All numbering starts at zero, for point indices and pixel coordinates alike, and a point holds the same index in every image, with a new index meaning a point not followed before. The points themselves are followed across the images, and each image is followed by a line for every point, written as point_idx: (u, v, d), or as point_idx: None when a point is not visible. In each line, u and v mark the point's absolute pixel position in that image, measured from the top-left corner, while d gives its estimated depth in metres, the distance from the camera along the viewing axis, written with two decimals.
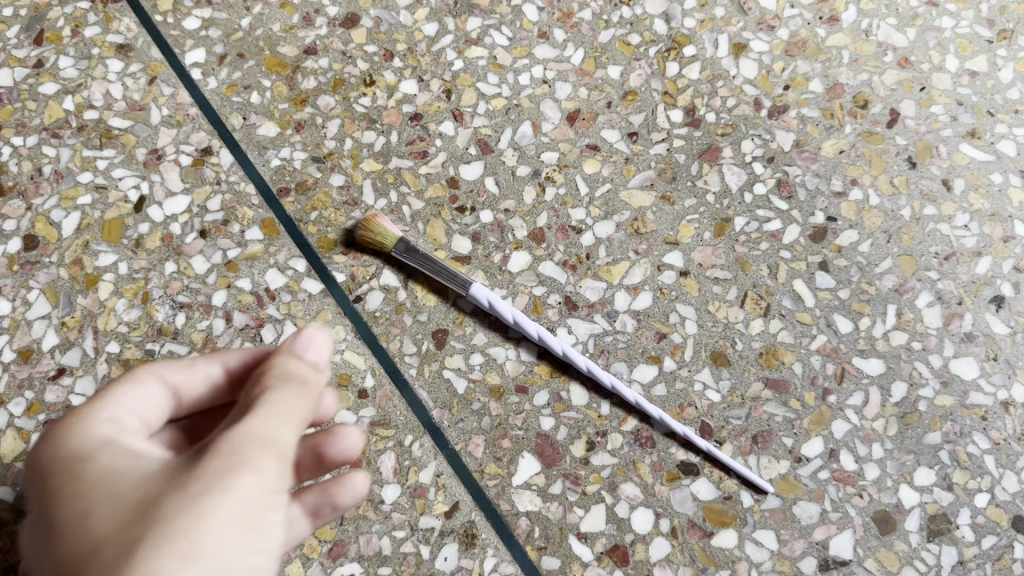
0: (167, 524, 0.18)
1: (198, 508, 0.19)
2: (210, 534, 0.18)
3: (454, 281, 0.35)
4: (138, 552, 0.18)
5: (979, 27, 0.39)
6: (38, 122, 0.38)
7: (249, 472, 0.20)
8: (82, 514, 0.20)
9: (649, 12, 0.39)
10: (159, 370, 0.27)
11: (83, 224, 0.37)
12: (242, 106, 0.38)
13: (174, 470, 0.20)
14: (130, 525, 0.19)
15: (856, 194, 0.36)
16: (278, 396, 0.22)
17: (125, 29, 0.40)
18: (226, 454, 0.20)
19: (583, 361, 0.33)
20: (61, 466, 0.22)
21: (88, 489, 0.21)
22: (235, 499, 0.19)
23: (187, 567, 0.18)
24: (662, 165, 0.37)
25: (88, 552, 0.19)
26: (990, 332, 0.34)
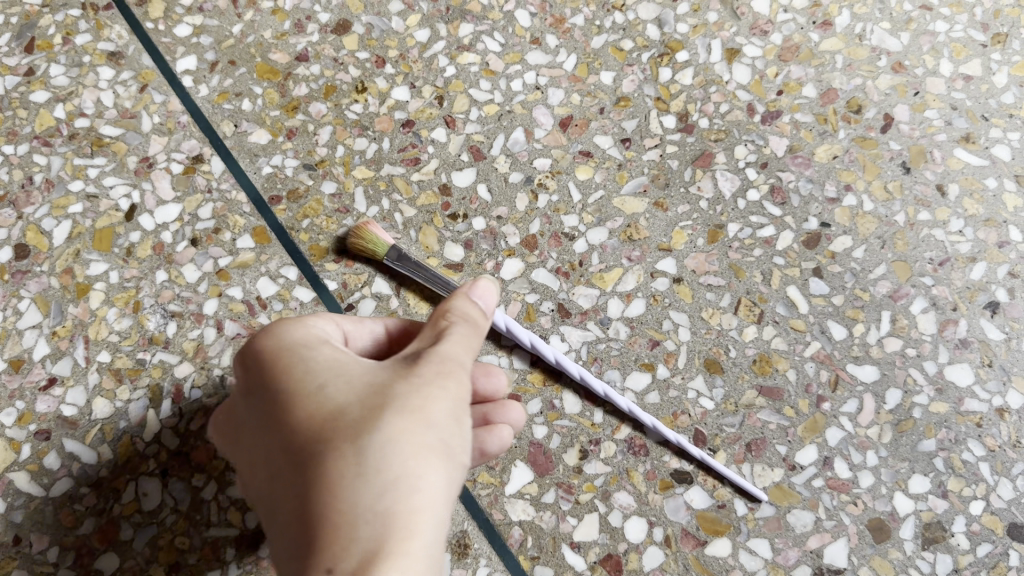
0: (403, 402, 0.24)
1: (427, 398, 0.24)
2: (438, 415, 0.24)
3: (445, 287, 0.34)
4: (386, 419, 0.23)
5: (973, 31, 0.39)
6: (29, 130, 0.38)
7: (458, 381, 0.25)
8: (317, 391, 0.25)
9: (642, 17, 0.39)
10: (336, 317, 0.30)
11: (75, 233, 0.36)
12: (233, 114, 0.38)
13: (393, 370, 0.25)
14: (371, 398, 0.24)
15: (850, 199, 0.36)
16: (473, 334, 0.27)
17: (116, 36, 0.40)
18: (439, 368, 0.25)
19: (575, 368, 0.33)
20: (282, 361, 0.26)
21: (312, 374, 0.25)
22: (450, 398, 0.24)
23: (425, 433, 0.23)
24: (655, 171, 0.36)
25: (327, 415, 0.24)
26: (986, 338, 0.34)
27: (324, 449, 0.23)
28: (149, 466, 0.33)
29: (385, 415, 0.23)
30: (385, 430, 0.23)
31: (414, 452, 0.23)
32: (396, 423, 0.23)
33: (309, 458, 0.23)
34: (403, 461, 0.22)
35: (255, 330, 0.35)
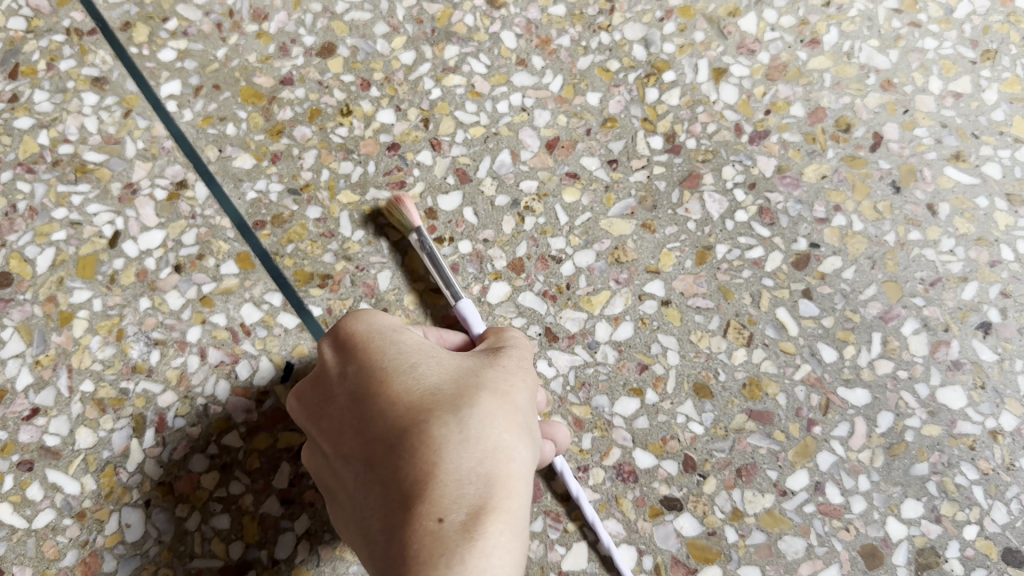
0: (493, 387, 0.27)
1: (512, 390, 0.27)
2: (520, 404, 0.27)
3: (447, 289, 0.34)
4: (482, 400, 0.26)
5: (963, 48, 0.38)
6: (12, 157, 0.38)
7: (531, 383, 0.28)
8: (409, 371, 0.27)
9: (628, 37, 0.39)
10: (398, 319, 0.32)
11: (58, 261, 0.36)
12: (218, 139, 0.38)
13: (473, 364, 0.28)
14: (463, 382, 0.27)
15: (839, 220, 0.35)
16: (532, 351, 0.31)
17: (99, 61, 0.39)
18: (516, 371, 0.28)
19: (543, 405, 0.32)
20: (373, 342, 0.29)
21: (401, 357, 0.28)
22: (526, 390, 0.28)
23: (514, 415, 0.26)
24: (642, 193, 0.36)
25: (425, 391, 0.26)
26: (978, 359, 0.33)
27: (427, 418, 0.25)
28: (132, 496, 0.33)
29: (481, 396, 0.26)
30: (484, 406, 0.26)
31: (507, 430, 0.26)
32: (490, 404, 0.26)
33: (415, 423, 0.25)
34: (501, 433, 0.25)
35: (238, 357, 0.35)
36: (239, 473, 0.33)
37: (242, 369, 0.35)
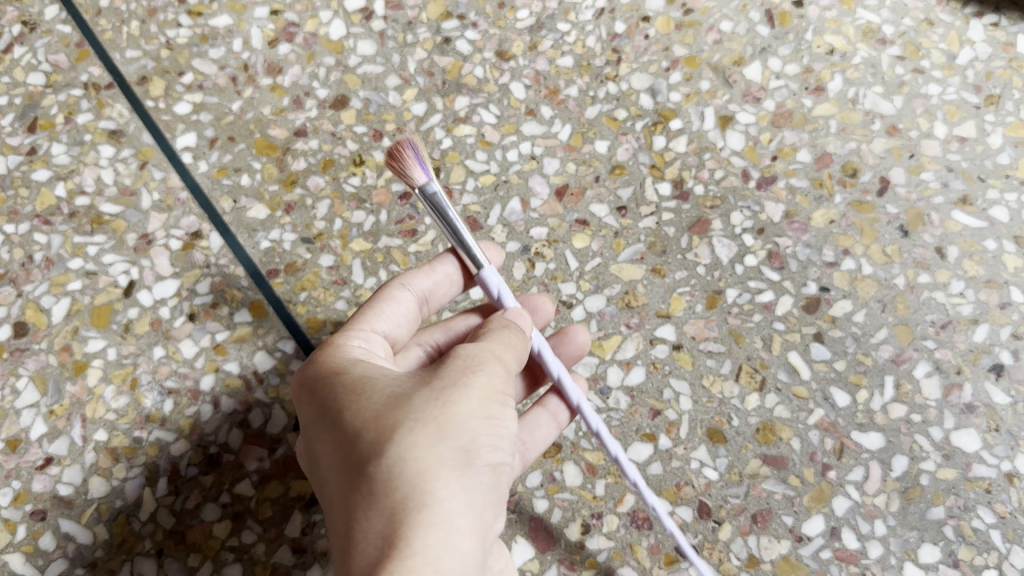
0: (416, 415, 0.26)
1: (443, 409, 0.26)
2: (452, 423, 0.26)
3: (467, 255, 0.33)
4: (399, 438, 0.25)
5: (967, 93, 0.39)
6: (30, 209, 0.39)
7: (475, 386, 0.27)
8: (341, 409, 0.27)
9: (635, 86, 0.39)
10: (407, 284, 0.33)
11: (73, 310, 0.37)
12: (232, 189, 0.38)
13: (418, 379, 0.28)
14: (386, 414, 0.26)
15: (848, 263, 0.36)
16: (499, 344, 0.29)
17: (116, 115, 0.40)
18: (457, 376, 0.27)
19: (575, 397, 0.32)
20: (323, 372, 0.29)
21: (343, 387, 0.28)
22: (466, 400, 0.27)
23: (439, 444, 0.25)
24: (651, 238, 0.36)
25: (354, 430, 0.26)
26: (991, 402, 0.33)
27: (350, 475, 0.26)
28: (144, 546, 0.33)
29: (397, 436, 0.25)
30: (396, 449, 0.25)
31: (423, 471, 0.25)
32: (408, 440, 0.25)
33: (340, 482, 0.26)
34: (412, 480, 0.25)
35: (251, 405, 0.35)
36: (251, 522, 0.33)
37: (255, 417, 0.35)
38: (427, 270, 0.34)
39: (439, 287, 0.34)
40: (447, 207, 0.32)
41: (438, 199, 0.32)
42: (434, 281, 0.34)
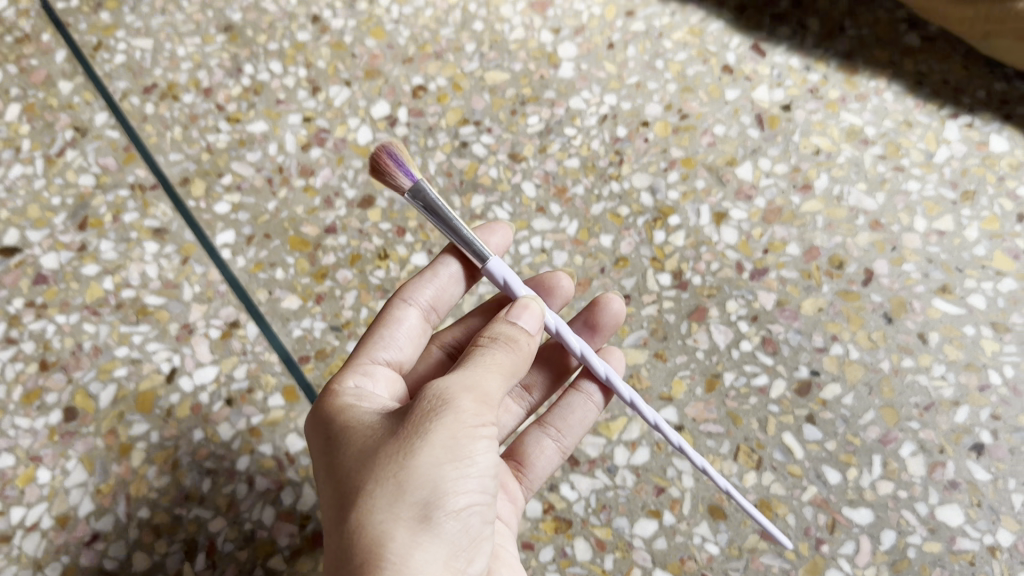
0: (376, 473, 0.26)
1: (403, 460, 0.26)
2: (412, 474, 0.26)
3: (469, 251, 0.33)
4: (359, 503, 0.26)
5: (944, 189, 0.42)
6: (80, 301, 0.42)
7: (438, 427, 0.27)
8: (329, 464, 0.28)
9: (636, 185, 0.43)
10: (411, 295, 0.36)
11: (119, 395, 0.40)
12: (268, 282, 0.42)
13: (392, 423, 0.28)
14: (355, 473, 0.27)
15: (837, 349, 0.38)
16: (478, 372, 0.28)
17: (160, 213, 0.44)
18: (421, 418, 0.27)
19: (600, 368, 0.34)
20: (323, 420, 0.30)
21: (332, 439, 0.29)
22: (427, 447, 0.26)
23: (397, 501, 0.26)
24: (653, 325, 0.39)
25: (331, 491, 0.28)
26: (973, 479, 0.36)
27: (330, 536, 0.27)
28: None
29: (357, 501, 0.26)
30: (355, 515, 0.26)
31: (378, 536, 0.26)
32: (365, 505, 0.26)
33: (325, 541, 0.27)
34: (368, 546, 0.26)
35: (284, 484, 0.38)
36: None
37: (286, 495, 0.38)
38: (427, 279, 0.36)
39: (441, 293, 0.37)
40: (440, 205, 0.33)
41: (429, 200, 0.33)
42: (440, 289, 0.37)
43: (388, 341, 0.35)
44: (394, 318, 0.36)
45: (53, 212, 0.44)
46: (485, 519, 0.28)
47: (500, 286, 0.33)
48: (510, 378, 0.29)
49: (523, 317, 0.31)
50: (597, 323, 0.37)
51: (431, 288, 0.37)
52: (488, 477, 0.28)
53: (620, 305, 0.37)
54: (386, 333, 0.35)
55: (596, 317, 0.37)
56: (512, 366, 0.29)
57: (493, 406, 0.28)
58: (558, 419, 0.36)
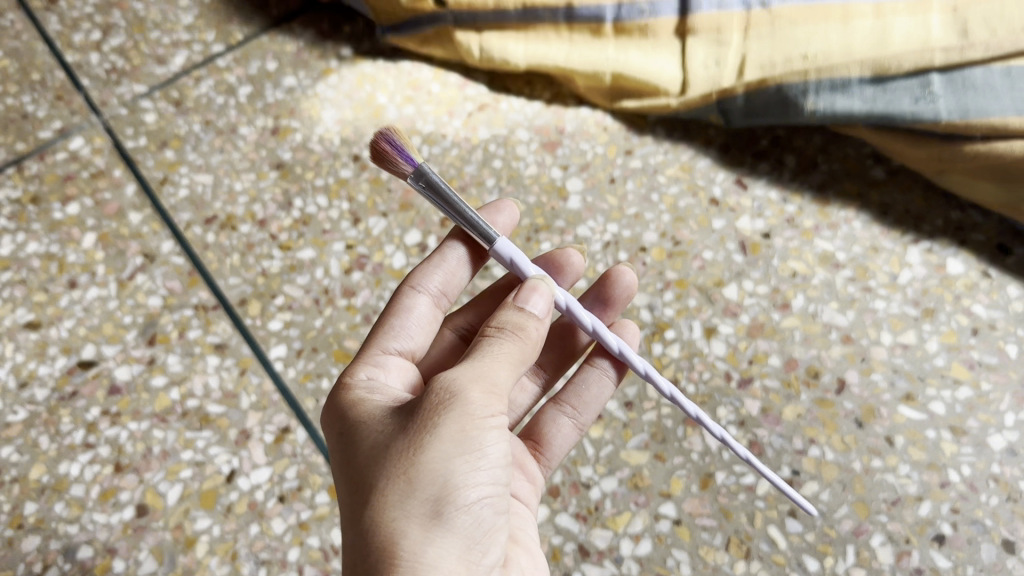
0: (392, 466, 0.31)
1: (415, 454, 0.31)
2: (423, 466, 0.31)
3: (477, 233, 0.39)
4: (377, 494, 0.31)
5: (907, 307, 0.48)
6: (149, 409, 0.48)
7: (446, 424, 0.31)
8: (352, 456, 0.34)
9: (636, 303, 0.49)
10: (421, 286, 0.43)
11: (184, 494, 0.45)
12: (315, 391, 0.48)
13: (407, 415, 0.33)
14: (374, 465, 0.32)
15: (814, 450, 0.44)
16: (483, 365, 0.33)
17: (221, 330, 0.50)
18: (431, 414, 0.32)
19: (610, 339, 0.40)
20: (346, 413, 0.35)
21: (355, 432, 0.34)
22: (436, 442, 0.31)
23: (411, 490, 0.31)
24: (653, 428, 0.45)
25: (352, 480, 0.33)
26: (935, 566, 0.41)
27: (353, 519, 0.32)
28: None
29: (376, 492, 0.31)
30: (374, 506, 0.31)
31: (395, 523, 0.31)
32: (382, 497, 0.31)
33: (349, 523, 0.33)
34: (387, 531, 0.31)
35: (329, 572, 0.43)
36: None
37: None
38: (433, 266, 0.43)
39: (448, 277, 0.44)
40: (441, 188, 0.39)
41: (433, 183, 0.39)
42: (449, 271, 0.44)
43: (404, 323, 0.42)
44: (405, 305, 0.42)
45: (125, 329, 0.51)
46: (493, 505, 0.33)
47: (508, 262, 0.39)
48: (517, 366, 0.34)
49: (527, 307, 0.36)
50: (610, 297, 0.46)
51: (439, 272, 0.43)
52: (493, 463, 0.33)
53: (632, 276, 0.45)
54: (398, 319, 0.42)
55: (610, 291, 0.45)
56: (519, 351, 0.34)
57: (498, 395, 0.33)
58: (577, 396, 0.43)
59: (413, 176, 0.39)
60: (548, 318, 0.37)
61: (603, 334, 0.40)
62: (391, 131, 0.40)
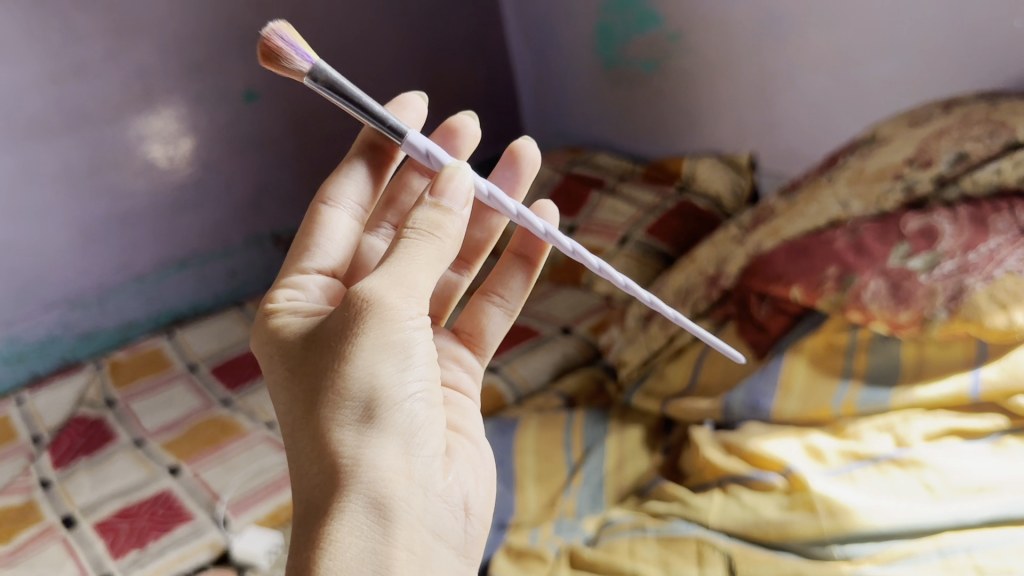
0: (331, 378, 0.61)
1: (343, 374, 0.60)
2: (351, 378, 0.60)
3: (392, 131, 0.69)
4: (326, 401, 0.60)
5: None
6: None
7: (365, 346, 0.60)
8: (308, 366, 0.63)
9: None
10: (334, 210, 0.81)
11: None
12: None
13: (337, 328, 0.62)
14: (320, 380, 0.61)
15: None
16: (391, 279, 0.61)
17: None
18: (353, 335, 0.60)
19: (527, 215, 0.75)
20: (303, 339, 0.65)
21: (310, 350, 0.64)
22: (358, 363, 0.60)
23: (345, 394, 0.60)
24: None
25: (310, 383, 0.62)
26: None
27: (310, 411, 0.62)
28: None
29: (324, 401, 0.61)
30: (324, 409, 0.61)
31: (334, 421, 0.60)
32: (333, 404, 0.60)
33: (307, 413, 0.62)
34: (333, 425, 0.60)
35: None
36: None
37: None
38: (337, 188, 0.82)
39: (348, 191, 0.82)
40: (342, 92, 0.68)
41: (331, 82, 0.67)
42: (354, 191, 0.83)
43: (322, 240, 0.80)
44: (326, 217, 0.81)
45: None
46: (411, 399, 0.62)
47: (420, 150, 0.71)
48: (424, 264, 0.63)
49: (440, 208, 0.64)
50: (520, 179, 0.89)
51: (351, 195, 0.82)
52: (405, 366, 0.62)
53: (533, 150, 0.89)
54: (321, 236, 0.80)
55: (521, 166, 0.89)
56: (421, 253, 0.63)
57: (408, 295, 0.62)
58: (503, 294, 0.94)
59: (314, 77, 0.67)
60: (457, 202, 0.65)
61: (527, 217, 0.75)
62: (290, 46, 0.67)
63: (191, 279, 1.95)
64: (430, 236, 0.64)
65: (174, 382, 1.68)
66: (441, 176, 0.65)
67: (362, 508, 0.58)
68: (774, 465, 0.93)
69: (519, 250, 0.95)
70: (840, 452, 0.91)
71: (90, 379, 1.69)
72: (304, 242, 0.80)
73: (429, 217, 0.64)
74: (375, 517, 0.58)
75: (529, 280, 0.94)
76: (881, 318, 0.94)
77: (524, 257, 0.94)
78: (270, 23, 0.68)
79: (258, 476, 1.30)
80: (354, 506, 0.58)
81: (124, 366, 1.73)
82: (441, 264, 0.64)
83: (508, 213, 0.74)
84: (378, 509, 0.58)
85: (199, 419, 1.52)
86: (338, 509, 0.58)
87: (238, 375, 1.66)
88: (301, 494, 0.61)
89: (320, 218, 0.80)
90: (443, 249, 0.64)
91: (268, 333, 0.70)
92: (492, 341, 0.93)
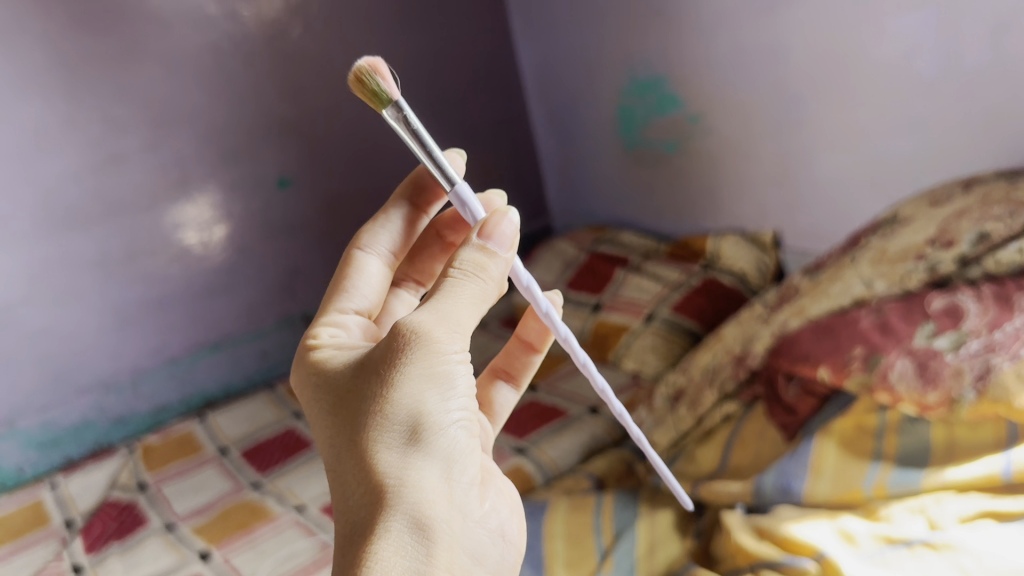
0: (376, 402, 0.60)
1: (390, 398, 0.60)
2: (398, 402, 0.60)
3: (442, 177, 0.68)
4: (371, 424, 0.60)
5: None
6: None
7: (412, 371, 0.60)
8: (353, 392, 0.63)
9: None
10: (370, 258, 0.83)
11: None
12: None
13: (384, 355, 0.62)
14: (364, 404, 0.61)
15: None
16: (438, 314, 0.62)
17: None
18: (401, 362, 0.60)
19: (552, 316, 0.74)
20: (350, 368, 0.65)
21: (355, 377, 0.64)
22: (405, 388, 0.60)
23: (391, 418, 0.60)
24: None
25: (354, 406, 0.62)
26: None
27: (352, 433, 0.61)
28: None
29: (370, 423, 0.60)
30: (367, 432, 0.60)
31: (378, 444, 0.59)
32: (378, 426, 0.60)
33: (349, 437, 0.61)
34: (377, 447, 0.59)
35: None
36: None
37: None
38: (372, 237, 0.85)
39: (382, 240, 0.85)
40: (408, 126, 0.68)
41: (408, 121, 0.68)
42: (384, 241, 0.85)
43: (358, 284, 0.81)
44: (362, 261, 0.83)
45: None
46: (456, 427, 0.61)
47: (463, 203, 0.69)
48: (469, 305, 0.63)
49: (491, 249, 0.65)
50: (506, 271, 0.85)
51: (382, 246, 0.85)
52: (451, 394, 0.61)
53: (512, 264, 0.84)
54: (358, 277, 0.81)
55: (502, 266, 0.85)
56: (466, 293, 0.63)
57: (456, 328, 0.62)
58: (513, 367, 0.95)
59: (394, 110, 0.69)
60: (503, 242, 0.65)
61: (555, 319, 0.74)
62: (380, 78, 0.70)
63: (223, 361, 1.97)
64: (474, 277, 0.64)
65: (206, 465, 1.69)
66: (488, 222, 0.66)
67: (405, 528, 0.57)
68: (806, 550, 0.92)
69: (526, 334, 0.93)
70: (874, 536, 0.90)
71: (123, 464, 1.72)
72: (340, 284, 0.81)
73: (474, 258, 0.65)
74: (418, 539, 0.57)
75: (532, 363, 0.94)
76: (909, 399, 0.94)
77: (527, 342, 0.93)
78: (366, 59, 0.71)
79: (288, 562, 1.30)
80: (397, 527, 0.57)
81: (157, 450, 1.75)
82: (484, 304, 0.65)
83: (541, 310, 0.73)
84: (422, 530, 0.58)
85: (230, 502, 1.53)
86: (382, 529, 0.57)
87: (267, 458, 1.67)
88: (343, 515, 0.60)
89: (357, 261, 0.82)
90: (486, 291, 0.65)
91: (312, 360, 0.70)
92: (501, 414, 0.93)
